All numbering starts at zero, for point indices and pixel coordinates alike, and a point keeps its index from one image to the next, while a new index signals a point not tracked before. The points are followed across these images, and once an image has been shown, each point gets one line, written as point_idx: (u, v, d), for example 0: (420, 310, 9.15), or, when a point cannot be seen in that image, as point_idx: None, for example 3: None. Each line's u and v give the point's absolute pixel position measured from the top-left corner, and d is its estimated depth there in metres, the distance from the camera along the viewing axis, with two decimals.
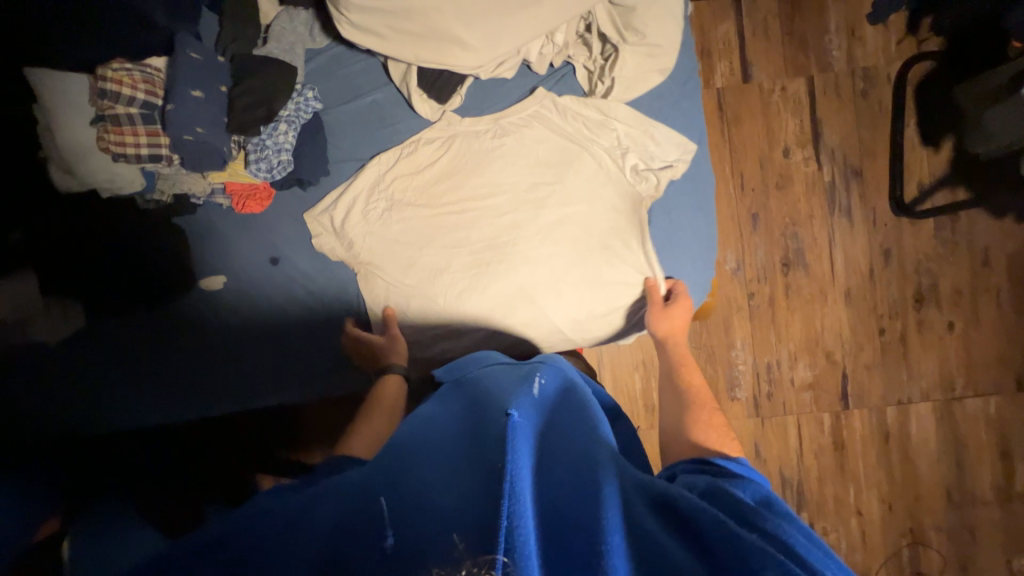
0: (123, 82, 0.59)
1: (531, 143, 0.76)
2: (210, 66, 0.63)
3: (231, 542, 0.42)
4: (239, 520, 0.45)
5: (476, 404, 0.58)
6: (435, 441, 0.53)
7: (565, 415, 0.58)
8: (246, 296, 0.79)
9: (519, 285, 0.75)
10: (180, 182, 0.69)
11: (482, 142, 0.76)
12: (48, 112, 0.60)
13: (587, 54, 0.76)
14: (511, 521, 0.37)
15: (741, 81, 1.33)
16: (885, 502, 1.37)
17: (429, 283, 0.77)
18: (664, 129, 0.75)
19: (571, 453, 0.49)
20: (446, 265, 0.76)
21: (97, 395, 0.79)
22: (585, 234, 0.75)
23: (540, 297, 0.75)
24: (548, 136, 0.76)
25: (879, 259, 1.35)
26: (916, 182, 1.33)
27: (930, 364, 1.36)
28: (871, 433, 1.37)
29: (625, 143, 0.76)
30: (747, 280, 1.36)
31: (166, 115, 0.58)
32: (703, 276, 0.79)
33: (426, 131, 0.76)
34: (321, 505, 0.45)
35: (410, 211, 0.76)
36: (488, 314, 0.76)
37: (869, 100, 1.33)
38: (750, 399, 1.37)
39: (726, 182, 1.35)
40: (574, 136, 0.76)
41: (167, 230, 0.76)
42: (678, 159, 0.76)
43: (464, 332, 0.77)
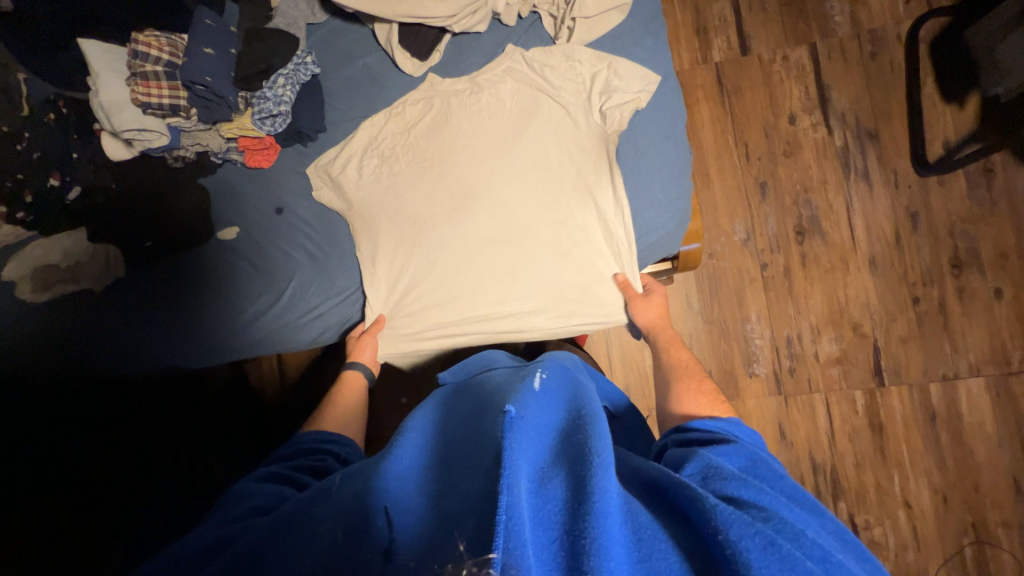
0: (152, 45, 0.78)
1: (501, 99, 0.87)
2: (222, 33, 0.81)
3: (235, 541, 0.49)
4: (241, 521, 0.53)
5: (480, 404, 0.58)
6: (443, 449, 0.52)
7: (560, 398, 0.56)
8: (258, 247, 0.89)
9: (496, 229, 0.85)
10: (199, 138, 0.83)
11: (461, 99, 0.88)
12: (96, 71, 0.77)
13: (551, 2, 0.87)
14: (508, 517, 0.36)
15: (739, 53, 1.34)
16: (938, 492, 1.21)
17: (414, 228, 0.87)
18: (625, 64, 0.84)
19: (573, 439, 0.47)
20: (430, 211, 0.87)
21: (121, 362, 0.88)
22: (554, 180, 0.85)
23: (516, 239, 0.85)
24: (518, 92, 0.87)
25: (905, 224, 1.27)
26: (941, 141, 1.27)
27: (977, 335, 1.24)
28: (914, 414, 1.24)
29: (584, 89, 0.87)
30: (759, 250, 1.31)
31: (183, 64, 0.76)
32: (676, 203, 0.86)
33: (411, 92, 0.89)
34: (317, 507, 0.50)
35: (400, 165, 0.88)
36: (466, 257, 0.86)
37: (879, 61, 1.30)
38: (770, 376, 1.28)
39: (730, 153, 1.33)
40: (541, 88, 0.87)
41: (196, 185, 0.88)
42: (641, 90, 0.84)
43: (443, 273, 0.87)
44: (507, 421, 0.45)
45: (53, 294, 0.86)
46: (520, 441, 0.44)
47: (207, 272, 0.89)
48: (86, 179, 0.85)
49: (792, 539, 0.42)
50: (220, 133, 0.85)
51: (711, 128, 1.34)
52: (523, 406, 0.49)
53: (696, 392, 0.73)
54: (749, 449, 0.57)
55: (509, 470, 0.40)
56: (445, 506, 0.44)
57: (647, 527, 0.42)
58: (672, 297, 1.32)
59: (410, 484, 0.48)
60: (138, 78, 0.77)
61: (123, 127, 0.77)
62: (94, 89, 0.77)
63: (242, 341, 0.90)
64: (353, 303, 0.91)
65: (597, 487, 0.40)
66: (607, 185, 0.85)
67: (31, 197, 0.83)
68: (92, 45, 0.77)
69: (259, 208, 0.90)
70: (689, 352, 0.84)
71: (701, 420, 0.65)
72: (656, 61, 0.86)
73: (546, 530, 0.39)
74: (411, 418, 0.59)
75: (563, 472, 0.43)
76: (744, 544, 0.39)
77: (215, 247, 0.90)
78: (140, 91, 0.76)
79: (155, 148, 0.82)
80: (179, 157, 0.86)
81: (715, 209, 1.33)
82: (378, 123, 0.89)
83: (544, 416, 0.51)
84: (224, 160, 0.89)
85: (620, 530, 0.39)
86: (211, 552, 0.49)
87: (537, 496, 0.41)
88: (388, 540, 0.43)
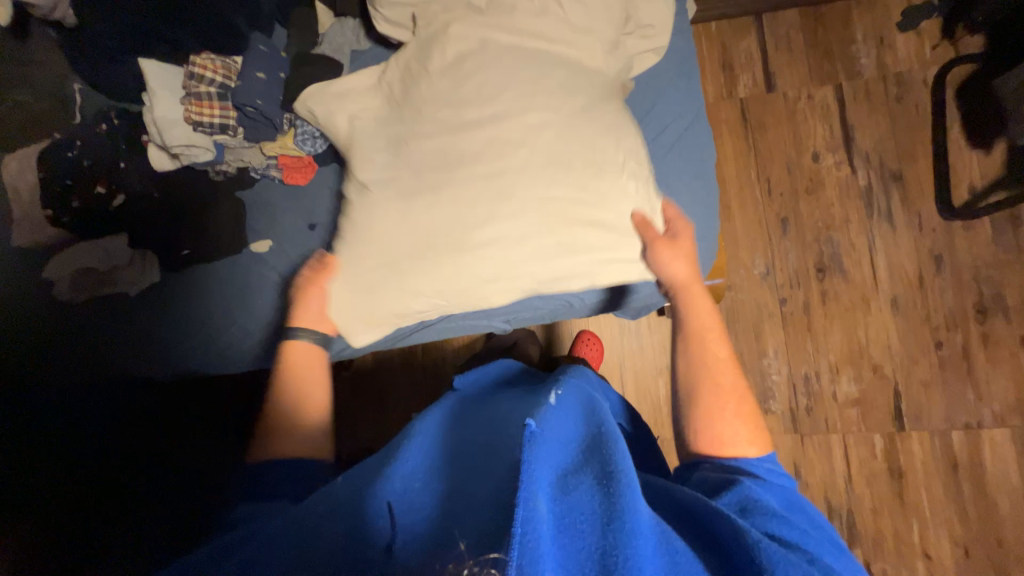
0: (208, 68, 0.83)
1: (501, 19, 0.74)
2: (274, 57, 0.87)
3: (241, 543, 0.51)
4: (249, 525, 0.55)
5: (495, 423, 0.59)
6: (456, 460, 0.54)
7: (573, 416, 0.54)
8: (287, 258, 0.92)
9: (502, 166, 0.71)
10: (242, 156, 0.89)
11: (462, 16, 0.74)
12: (156, 89, 0.82)
13: None
14: (523, 530, 0.36)
15: (764, 90, 1.36)
16: (959, 545, 1.17)
17: (410, 172, 0.73)
18: (661, 106, 0.90)
19: (595, 456, 0.47)
20: (424, 155, 0.73)
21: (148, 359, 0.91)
22: (546, 100, 0.72)
23: (520, 163, 0.71)
24: (516, 20, 0.74)
25: (928, 267, 1.27)
26: (967, 186, 1.27)
27: (1001, 383, 1.21)
28: (935, 462, 1.21)
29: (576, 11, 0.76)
30: (779, 285, 1.30)
31: (237, 89, 0.83)
32: (702, 242, 0.88)
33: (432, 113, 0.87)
34: (309, 507, 0.53)
35: (399, 112, 0.76)
36: (473, 203, 0.71)
37: (905, 103, 1.31)
38: (786, 413, 1.26)
39: (752, 187, 1.34)
40: (542, 34, 0.75)
41: (236, 202, 0.91)
42: (674, 130, 0.89)
43: (433, 225, 0.72)
44: (526, 435, 0.44)
45: (92, 296, 0.90)
46: (538, 452, 0.43)
47: (224, 278, 0.91)
48: (132, 189, 0.89)
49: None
50: (263, 151, 0.90)
51: (734, 162, 1.35)
52: (542, 419, 0.48)
53: (736, 414, 0.66)
54: (786, 490, 0.59)
55: (526, 482, 0.39)
56: (457, 516, 0.45)
57: (681, 550, 0.43)
58: None
59: (416, 484, 0.51)
60: (192, 97, 0.83)
61: (177, 143, 0.83)
62: (151, 106, 0.82)
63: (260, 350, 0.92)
64: None
65: (626, 506, 0.41)
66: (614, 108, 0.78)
67: (77, 203, 0.86)
68: (152, 64, 0.83)
69: (289, 221, 0.93)
70: (726, 346, 0.72)
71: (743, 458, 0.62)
72: (690, 102, 0.91)
73: (571, 538, 0.39)
74: (417, 424, 0.62)
75: (587, 482, 0.44)
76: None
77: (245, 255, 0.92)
78: (194, 112, 0.83)
79: (200, 160, 0.87)
80: (220, 171, 0.91)
81: (736, 242, 1.33)
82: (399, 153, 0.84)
83: (563, 426, 0.50)
84: (262, 176, 0.93)
85: (651, 551, 0.40)
86: (219, 548, 0.51)
87: (560, 504, 0.41)
88: (389, 540, 0.45)
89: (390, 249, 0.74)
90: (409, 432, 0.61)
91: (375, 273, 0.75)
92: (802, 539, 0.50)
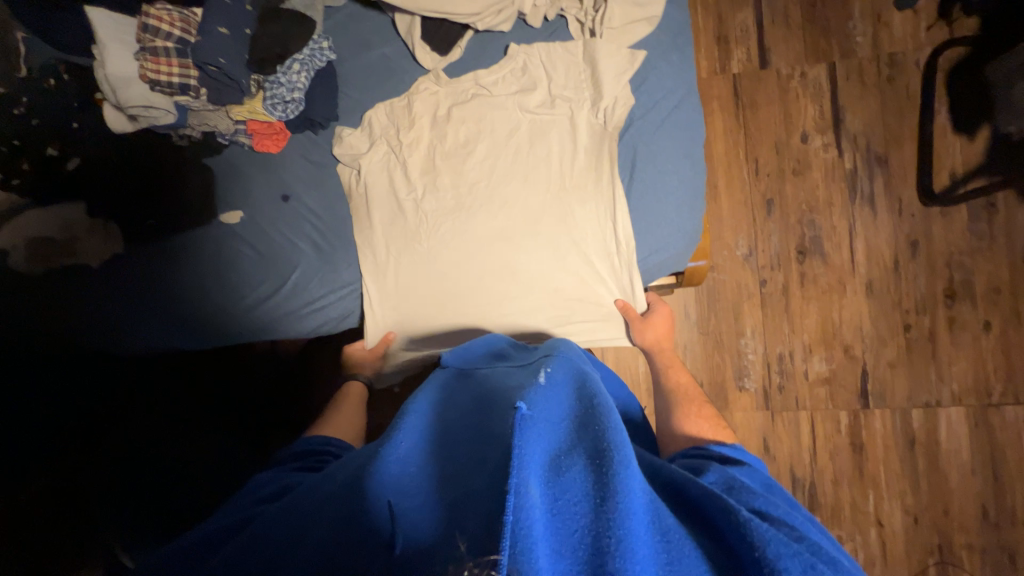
0: (164, 20, 0.76)
1: (505, 109, 0.90)
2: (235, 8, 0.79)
3: (242, 528, 0.53)
4: (249, 508, 0.57)
5: (485, 398, 0.58)
6: (450, 433, 0.54)
7: (560, 395, 0.53)
8: (261, 230, 0.88)
9: (509, 243, 0.89)
10: (206, 119, 0.82)
11: (467, 106, 0.91)
12: (107, 42, 0.75)
13: (578, 7, 0.89)
14: (515, 519, 0.36)
15: (758, 67, 1.33)
16: (909, 513, 1.25)
17: (435, 238, 0.89)
18: (652, 80, 0.87)
19: (586, 436, 0.47)
20: (447, 224, 0.89)
21: (117, 342, 0.88)
22: (543, 185, 0.89)
23: (525, 240, 0.88)
24: (516, 111, 0.91)
25: (904, 251, 1.29)
26: (948, 172, 1.28)
27: (962, 365, 1.27)
28: (895, 438, 1.27)
29: (566, 97, 0.90)
30: (760, 266, 1.32)
31: (196, 43, 0.75)
32: (688, 222, 0.87)
33: (416, 128, 0.91)
34: (299, 498, 0.54)
35: (419, 188, 0.90)
36: (494, 270, 0.89)
37: (896, 86, 1.30)
38: (759, 390, 1.30)
39: (739, 167, 1.33)
40: (540, 118, 0.91)
41: (206, 173, 0.87)
42: (661, 105, 0.87)
43: (460, 290, 0.90)
44: (517, 417, 0.45)
45: (52, 267, 0.85)
46: (529, 436, 0.43)
47: (203, 251, 0.87)
48: (88, 152, 0.84)
49: (828, 561, 0.44)
50: (230, 116, 0.83)
51: (724, 141, 1.33)
52: (533, 401, 0.49)
53: (698, 418, 0.78)
54: (763, 475, 0.61)
55: (518, 470, 0.39)
56: (454, 496, 0.44)
57: (674, 530, 0.43)
58: (672, 308, 1.33)
59: (411, 468, 0.48)
60: (147, 53, 0.76)
61: (132, 103, 0.76)
62: (101, 59, 0.75)
63: (230, 327, 0.88)
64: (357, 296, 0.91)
65: (621, 487, 0.41)
66: (607, 179, 0.87)
67: (30, 164, 0.82)
68: (101, 13, 0.75)
69: (267, 191, 0.88)
70: (685, 376, 0.91)
71: (717, 446, 0.68)
72: (681, 76, 0.87)
73: (565, 521, 0.39)
74: (412, 402, 0.59)
75: (580, 463, 0.44)
76: (783, 564, 0.41)
77: (217, 227, 0.87)
78: (148, 68, 0.75)
79: (161, 123, 0.81)
80: (184, 136, 0.85)
81: (720, 222, 1.33)
82: (399, 181, 0.91)
83: (553, 407, 0.50)
84: (231, 141, 0.87)
85: (647, 532, 0.40)
86: (220, 538, 0.53)
87: (553, 487, 0.41)
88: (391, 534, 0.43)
89: (424, 304, 0.90)
90: (403, 410, 0.58)
91: (409, 319, 0.91)
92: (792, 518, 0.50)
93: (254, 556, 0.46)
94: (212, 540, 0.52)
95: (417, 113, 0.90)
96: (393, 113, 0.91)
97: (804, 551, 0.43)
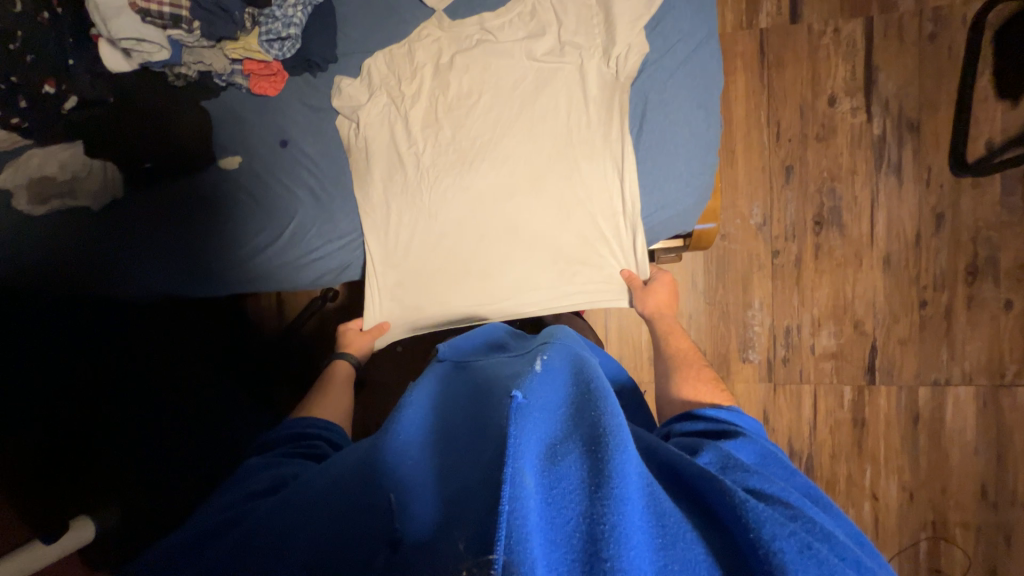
0: None
1: (512, 61, 0.86)
2: None
3: (234, 524, 0.52)
4: (241, 502, 0.56)
5: (479, 391, 0.57)
6: (449, 427, 0.53)
7: (555, 380, 0.52)
8: (258, 176, 0.86)
9: (513, 204, 0.86)
10: (201, 57, 0.81)
11: (472, 54, 0.86)
12: None
13: None
14: (512, 510, 0.36)
15: (788, 21, 1.24)
16: (906, 489, 1.25)
17: (438, 197, 0.87)
18: (667, 23, 0.81)
19: (583, 422, 0.46)
20: (450, 183, 0.87)
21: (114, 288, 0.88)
22: (550, 141, 0.85)
23: (531, 200, 0.86)
24: (524, 62, 0.86)
25: (928, 225, 1.23)
26: (985, 140, 1.21)
27: (976, 344, 1.23)
28: (898, 414, 1.26)
29: (577, 43, 0.85)
30: (773, 237, 1.27)
31: None
32: (697, 177, 0.83)
33: (417, 79, 0.87)
34: (297, 492, 0.54)
35: (420, 142, 0.88)
36: (498, 231, 0.87)
37: (938, 44, 1.20)
38: (763, 363, 1.29)
39: (760, 131, 1.26)
40: (548, 68, 0.86)
41: (199, 114, 0.84)
42: (676, 50, 0.81)
43: (462, 252, 0.88)
44: (514, 407, 0.44)
45: (52, 209, 0.85)
46: (525, 425, 0.43)
47: (208, 212, 0.86)
48: (83, 90, 0.82)
49: (823, 538, 0.43)
50: (225, 54, 0.82)
51: (745, 102, 1.26)
52: (529, 389, 0.48)
53: (693, 381, 0.77)
54: (764, 444, 0.60)
55: (513, 460, 0.39)
56: (451, 491, 0.44)
57: (670, 515, 0.42)
58: (678, 278, 1.30)
59: (408, 461, 0.49)
60: None
61: (122, 34, 0.74)
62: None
63: (231, 275, 0.88)
64: (356, 247, 0.90)
65: (616, 473, 0.40)
66: (617, 134, 0.84)
67: (26, 104, 0.80)
68: None
69: (262, 140, 0.86)
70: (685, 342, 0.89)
71: (704, 409, 0.68)
72: (700, 17, 0.81)
73: (560, 509, 0.39)
74: (411, 396, 0.59)
75: (576, 450, 0.43)
76: (779, 544, 0.40)
77: (217, 174, 0.86)
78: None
79: (155, 61, 0.80)
80: (180, 74, 0.84)
81: (736, 189, 1.28)
82: (401, 136, 0.88)
83: (549, 393, 0.50)
84: (228, 83, 0.85)
85: (642, 518, 0.40)
86: (215, 532, 0.52)
87: (548, 475, 0.41)
88: (393, 532, 0.44)
89: (426, 264, 0.89)
90: (399, 405, 0.58)
91: (410, 280, 0.90)
92: (791, 490, 0.49)
93: (255, 553, 0.47)
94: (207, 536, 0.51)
95: (418, 62, 0.87)
96: (393, 63, 0.87)
97: (800, 530, 0.42)
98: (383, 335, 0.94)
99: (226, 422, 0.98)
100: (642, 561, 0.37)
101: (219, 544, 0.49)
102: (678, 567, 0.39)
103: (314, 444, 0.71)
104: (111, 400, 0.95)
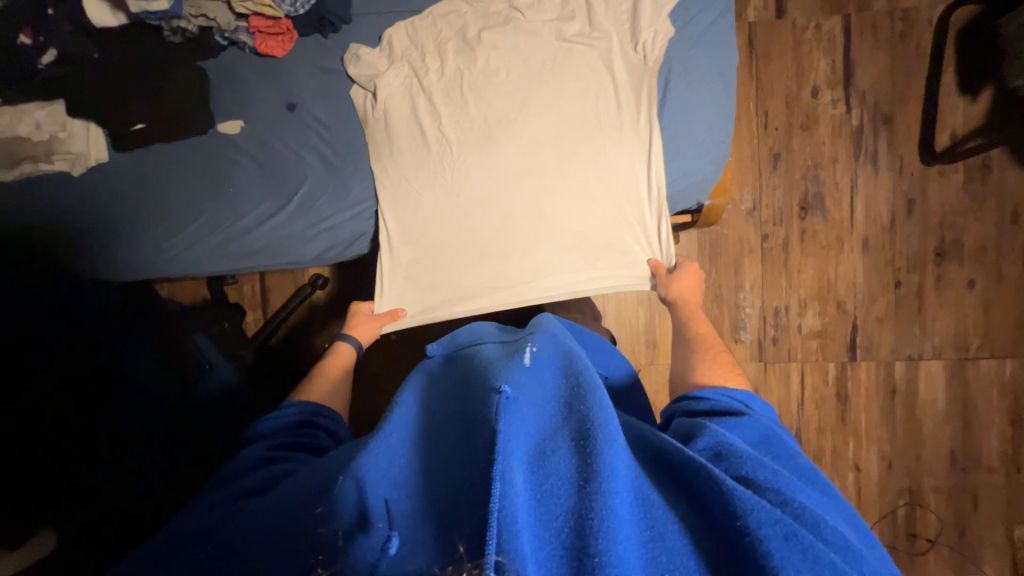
0: None
1: (538, 41, 0.86)
2: None
3: (221, 526, 0.47)
4: (229, 502, 0.52)
5: (465, 381, 0.55)
6: (436, 418, 0.51)
7: (545, 378, 0.52)
8: (262, 142, 0.82)
9: (533, 185, 0.85)
10: (204, 8, 0.77)
11: (499, 31, 0.86)
12: None
13: None
14: (501, 514, 0.34)
15: (774, 16, 1.30)
16: (885, 459, 1.33)
17: (455, 175, 0.85)
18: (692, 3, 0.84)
19: (573, 416, 0.45)
20: (470, 161, 0.85)
21: (111, 259, 0.82)
22: (575, 123, 0.86)
23: (553, 182, 0.86)
24: (551, 41, 0.86)
25: (901, 210, 1.32)
26: (949, 132, 1.31)
27: (945, 320, 1.32)
28: (878, 388, 1.33)
29: (606, 28, 0.86)
30: (763, 221, 1.33)
31: None
32: (716, 148, 0.86)
33: (442, 55, 0.86)
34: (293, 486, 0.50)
35: (443, 116, 0.86)
36: (517, 211, 0.86)
37: (907, 42, 1.29)
38: (754, 343, 1.34)
39: (749, 120, 1.32)
40: (575, 48, 0.86)
41: (196, 74, 0.80)
42: (699, 31, 0.84)
43: (478, 232, 0.86)
44: (501, 403, 0.44)
45: (24, 172, 0.80)
46: (511, 422, 0.42)
47: (206, 182, 0.81)
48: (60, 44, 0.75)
49: (812, 525, 0.42)
50: (230, 8, 0.79)
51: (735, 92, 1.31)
52: (515, 384, 0.48)
53: (704, 359, 0.78)
54: (763, 425, 0.59)
55: (503, 457, 0.38)
56: (440, 487, 0.41)
57: (656, 508, 0.41)
58: None
59: (400, 457, 0.45)
60: None
61: None
62: None
63: (238, 247, 0.83)
64: (366, 218, 0.86)
65: (606, 466, 0.40)
66: (645, 123, 0.85)
67: None
68: None
69: (267, 109, 0.83)
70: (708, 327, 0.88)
71: (714, 390, 0.68)
72: None
73: (549, 505, 0.38)
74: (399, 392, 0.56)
75: (565, 446, 0.42)
76: (764, 532, 0.39)
77: (219, 140, 0.82)
78: None
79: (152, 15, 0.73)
80: (175, 29, 0.79)
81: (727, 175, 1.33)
82: (420, 110, 0.85)
83: (537, 389, 0.49)
84: (230, 42, 0.83)
85: (630, 511, 0.39)
86: (205, 531, 0.47)
87: (536, 472, 0.40)
88: (384, 535, 0.38)
89: (439, 243, 0.87)
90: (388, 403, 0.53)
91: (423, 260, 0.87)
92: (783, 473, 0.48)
93: (240, 554, 0.43)
94: (192, 538, 0.47)
95: (443, 37, 0.86)
96: (415, 34, 0.86)
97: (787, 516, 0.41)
98: (393, 320, 0.89)
99: (215, 419, 0.87)
100: (630, 555, 0.36)
101: (205, 547, 0.45)
102: (665, 559, 0.38)
103: (310, 434, 0.67)
104: (84, 390, 0.81)
